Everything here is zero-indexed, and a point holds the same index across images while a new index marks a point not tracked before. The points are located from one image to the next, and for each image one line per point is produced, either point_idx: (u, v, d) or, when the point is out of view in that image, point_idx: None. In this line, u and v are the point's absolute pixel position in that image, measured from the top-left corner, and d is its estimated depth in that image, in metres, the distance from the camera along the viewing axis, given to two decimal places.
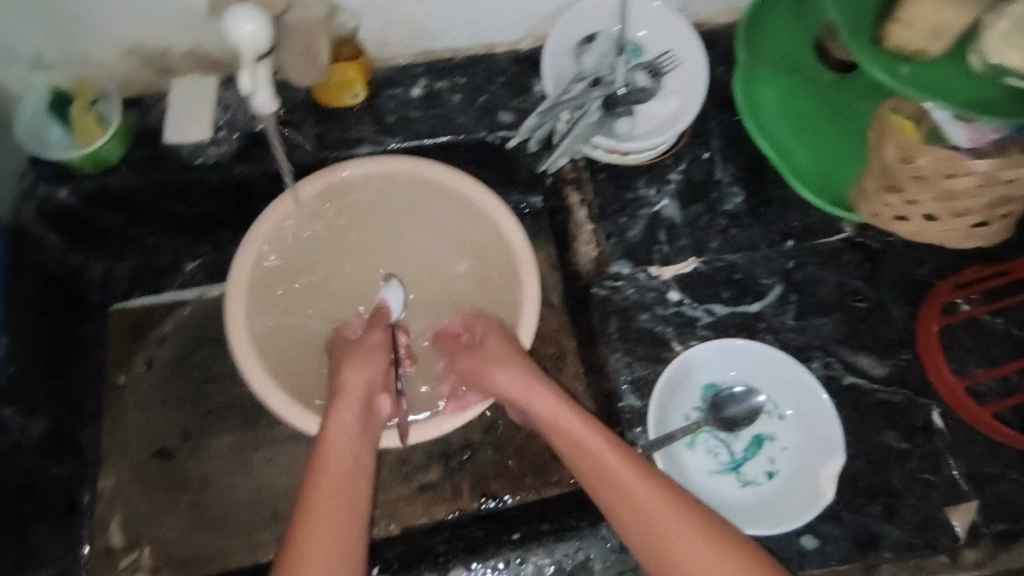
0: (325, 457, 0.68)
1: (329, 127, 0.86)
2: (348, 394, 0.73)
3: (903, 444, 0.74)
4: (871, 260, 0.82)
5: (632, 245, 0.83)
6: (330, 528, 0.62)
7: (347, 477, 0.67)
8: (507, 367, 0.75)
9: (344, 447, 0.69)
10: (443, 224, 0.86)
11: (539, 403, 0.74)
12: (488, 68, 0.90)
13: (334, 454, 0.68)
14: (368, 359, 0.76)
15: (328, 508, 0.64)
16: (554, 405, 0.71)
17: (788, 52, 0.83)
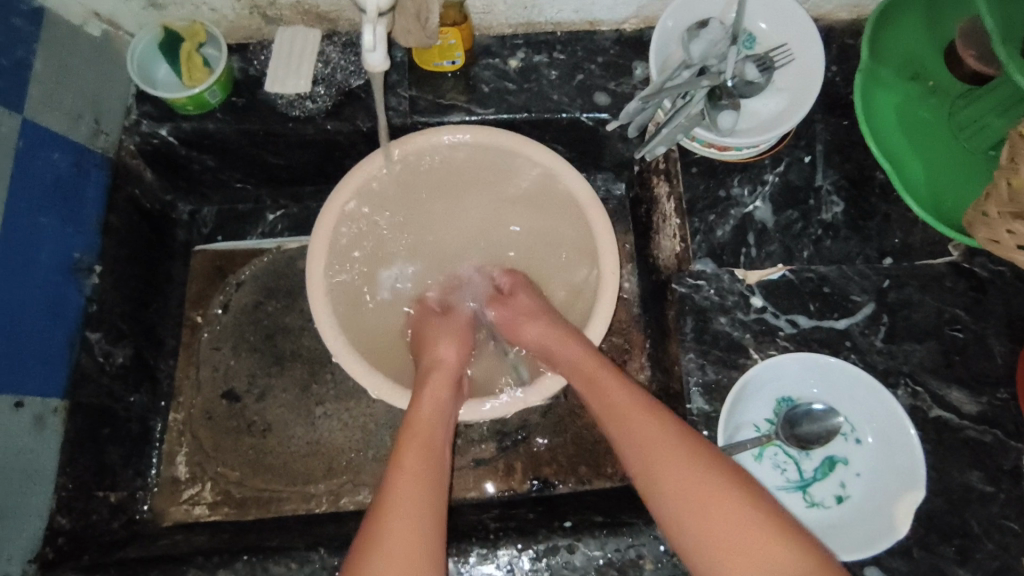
0: (410, 424, 0.68)
1: (423, 92, 0.86)
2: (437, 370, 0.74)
3: (989, 488, 0.70)
4: (976, 289, 0.77)
5: (719, 245, 0.80)
6: (414, 490, 0.62)
7: (430, 445, 0.67)
8: (584, 353, 0.73)
9: (431, 417, 0.69)
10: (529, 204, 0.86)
11: (604, 384, 0.70)
12: (586, 47, 0.89)
13: (421, 422, 0.68)
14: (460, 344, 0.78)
15: (412, 470, 0.63)
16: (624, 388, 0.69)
17: (913, 59, 0.79)
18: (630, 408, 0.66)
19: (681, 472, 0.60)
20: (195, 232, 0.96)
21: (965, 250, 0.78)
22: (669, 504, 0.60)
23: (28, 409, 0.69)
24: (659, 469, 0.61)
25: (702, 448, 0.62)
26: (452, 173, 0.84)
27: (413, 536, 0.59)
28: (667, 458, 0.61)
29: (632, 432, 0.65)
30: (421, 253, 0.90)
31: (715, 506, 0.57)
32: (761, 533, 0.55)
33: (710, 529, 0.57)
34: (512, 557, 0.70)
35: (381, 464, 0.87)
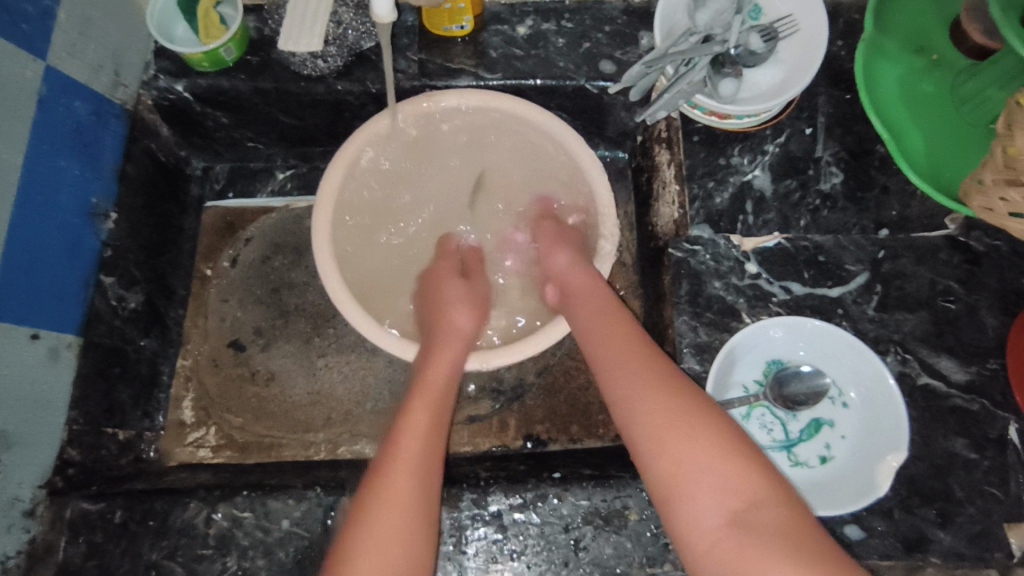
0: (435, 358, 0.73)
1: (432, 56, 0.89)
2: (457, 317, 0.78)
3: (973, 455, 0.71)
4: (970, 261, 0.78)
5: (717, 212, 0.81)
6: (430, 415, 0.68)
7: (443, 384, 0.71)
8: (585, 294, 0.75)
9: (458, 352, 0.74)
10: (536, 164, 0.88)
11: (600, 321, 0.72)
12: (594, 15, 0.90)
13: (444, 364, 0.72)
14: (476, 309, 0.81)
15: (430, 408, 0.69)
16: (617, 323, 0.71)
17: (917, 33, 0.80)
18: (617, 341, 0.69)
19: (655, 401, 0.62)
20: (208, 188, 1.00)
21: (962, 223, 0.79)
22: (640, 426, 0.62)
23: (43, 341, 0.72)
24: (636, 396, 0.63)
25: (675, 380, 0.64)
26: (458, 135, 0.87)
27: (430, 457, 0.65)
28: (640, 387, 0.64)
29: (614, 360, 0.67)
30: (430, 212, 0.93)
31: (682, 431, 0.59)
32: (722, 457, 0.57)
33: (674, 450, 0.59)
34: (501, 502, 0.71)
35: (379, 416, 0.89)
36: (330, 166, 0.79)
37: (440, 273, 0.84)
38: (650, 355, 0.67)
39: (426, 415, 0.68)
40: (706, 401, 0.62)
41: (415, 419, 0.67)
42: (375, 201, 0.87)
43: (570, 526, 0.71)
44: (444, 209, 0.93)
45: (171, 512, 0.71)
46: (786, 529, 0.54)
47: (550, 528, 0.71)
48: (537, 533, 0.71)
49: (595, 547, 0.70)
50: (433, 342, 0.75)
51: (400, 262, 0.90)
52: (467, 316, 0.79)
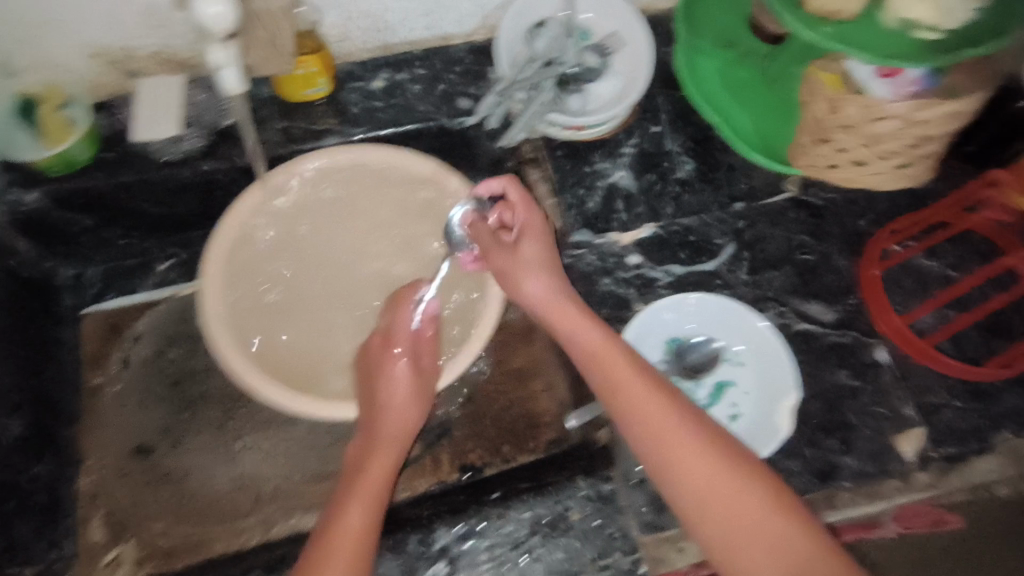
0: (377, 457, 0.71)
1: (294, 122, 0.91)
2: (397, 386, 0.75)
3: (855, 382, 0.78)
4: (814, 215, 0.88)
5: (592, 215, 0.87)
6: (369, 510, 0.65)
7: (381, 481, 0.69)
8: (555, 305, 0.69)
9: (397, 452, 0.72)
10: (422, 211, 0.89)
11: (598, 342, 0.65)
12: (443, 59, 0.96)
13: (378, 468, 0.70)
14: (415, 390, 0.76)
15: (369, 504, 0.66)
16: (602, 329, 0.66)
17: (722, 31, 0.91)
18: (607, 354, 0.64)
19: (681, 438, 0.57)
20: (83, 294, 0.95)
21: (800, 184, 0.89)
22: (640, 442, 0.59)
23: None
24: (665, 440, 0.57)
25: (670, 395, 0.60)
26: (342, 195, 0.89)
27: (367, 541, 0.62)
28: (639, 401, 0.60)
29: (612, 372, 0.62)
30: (334, 269, 0.91)
31: (684, 452, 0.56)
32: (727, 478, 0.54)
33: (682, 474, 0.56)
34: (448, 534, 0.72)
35: (309, 487, 0.86)
36: (209, 243, 0.80)
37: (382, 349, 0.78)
38: (644, 367, 0.63)
39: (362, 508, 0.65)
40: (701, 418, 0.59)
41: (348, 517, 0.64)
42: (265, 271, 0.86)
43: (519, 541, 0.72)
44: (347, 265, 0.92)
45: None
46: (798, 550, 0.50)
47: (500, 550, 0.71)
48: (489, 556, 0.71)
49: (546, 556, 0.71)
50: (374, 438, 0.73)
51: (308, 330, 0.89)
52: (409, 405, 0.75)
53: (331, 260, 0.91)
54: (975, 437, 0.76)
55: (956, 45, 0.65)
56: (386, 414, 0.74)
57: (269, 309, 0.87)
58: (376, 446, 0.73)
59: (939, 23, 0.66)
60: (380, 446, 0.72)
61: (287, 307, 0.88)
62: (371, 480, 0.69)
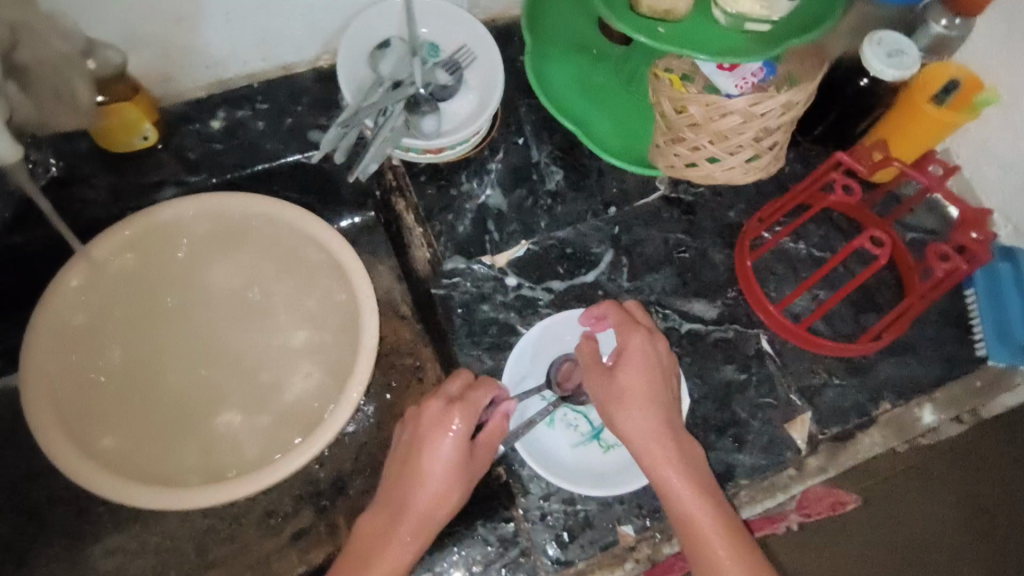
0: (376, 564, 0.63)
1: (123, 176, 0.82)
2: (432, 475, 0.66)
3: (742, 375, 0.78)
4: (687, 212, 0.87)
5: (464, 240, 0.83)
6: None
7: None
8: (626, 380, 0.68)
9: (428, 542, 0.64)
10: (281, 251, 0.82)
11: (643, 442, 0.66)
12: (289, 91, 0.88)
13: (394, 554, 0.64)
14: (449, 479, 0.66)
15: None
16: (645, 406, 0.67)
17: (571, 35, 0.89)
18: (645, 431, 0.66)
19: (725, 543, 0.62)
20: None
21: (669, 181, 0.88)
22: (701, 525, 0.62)
23: None
24: (679, 518, 0.64)
25: (701, 477, 0.65)
26: (189, 247, 0.81)
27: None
28: (667, 484, 0.65)
29: (642, 450, 0.66)
30: (181, 331, 0.81)
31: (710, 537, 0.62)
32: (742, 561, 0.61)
33: (700, 552, 0.62)
34: None
35: None
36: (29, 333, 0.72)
37: (434, 431, 0.68)
38: (679, 444, 0.66)
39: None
40: (725, 507, 0.64)
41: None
42: (106, 343, 0.77)
43: None
44: (207, 317, 0.82)
45: None
46: None
47: None
48: None
49: None
50: (382, 534, 0.65)
51: (169, 406, 0.78)
52: (437, 500, 0.66)
53: (176, 325, 0.81)
54: (857, 413, 0.76)
55: (783, 35, 0.66)
56: (407, 501, 0.66)
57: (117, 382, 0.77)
58: (394, 532, 0.65)
59: (765, 15, 0.67)
60: (389, 538, 0.64)
61: (136, 382, 0.77)
62: (382, 565, 0.63)
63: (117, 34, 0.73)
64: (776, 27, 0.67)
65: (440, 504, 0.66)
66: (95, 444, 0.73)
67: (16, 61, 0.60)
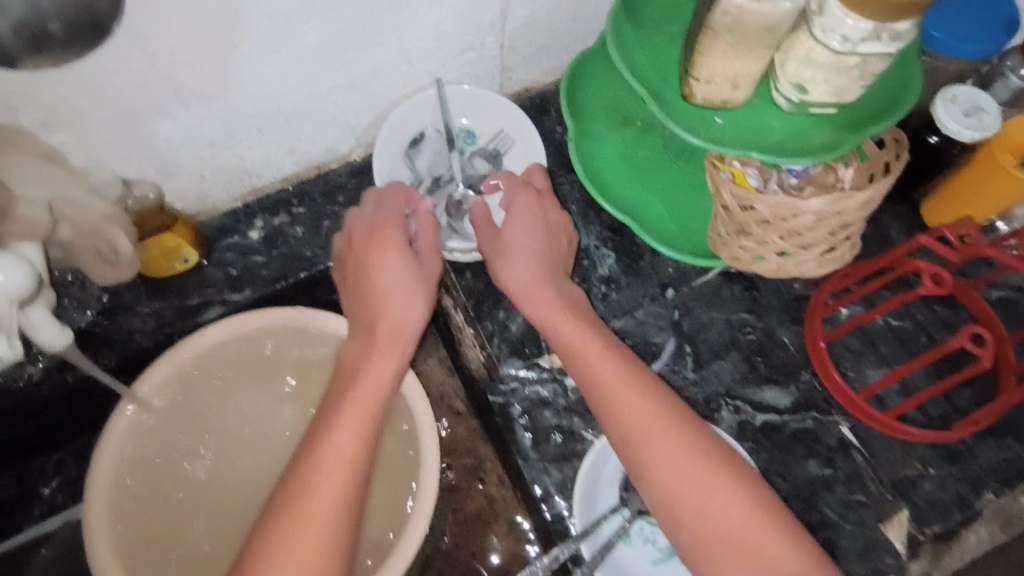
0: (343, 415, 0.61)
1: (167, 300, 0.80)
2: (384, 267, 0.69)
3: (827, 470, 0.73)
4: (750, 288, 0.82)
5: (517, 340, 0.79)
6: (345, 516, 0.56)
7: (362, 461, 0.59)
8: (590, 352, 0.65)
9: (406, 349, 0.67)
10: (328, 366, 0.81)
11: (551, 315, 0.68)
12: (323, 190, 0.86)
13: (383, 363, 0.65)
14: (409, 285, 0.69)
15: (341, 482, 0.57)
16: (619, 354, 0.65)
17: (613, 107, 0.84)
18: (624, 394, 0.62)
19: (730, 504, 0.57)
20: None
21: None
22: (703, 490, 0.58)
23: None
24: (651, 449, 0.60)
25: (697, 436, 0.60)
26: (235, 370, 0.80)
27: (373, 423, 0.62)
28: (658, 446, 0.60)
29: (627, 418, 0.61)
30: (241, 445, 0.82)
31: (713, 496, 0.57)
32: (751, 515, 0.57)
33: (706, 515, 0.57)
34: None
35: None
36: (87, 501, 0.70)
37: (372, 237, 0.70)
38: (662, 406, 0.62)
39: (361, 422, 0.61)
40: (730, 456, 0.60)
41: (344, 427, 0.60)
42: (171, 503, 0.76)
43: None
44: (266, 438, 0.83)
45: None
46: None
47: None
48: None
49: None
50: (344, 385, 0.64)
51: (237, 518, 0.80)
52: (406, 304, 0.68)
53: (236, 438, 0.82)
54: (959, 505, 0.71)
55: (853, 124, 0.61)
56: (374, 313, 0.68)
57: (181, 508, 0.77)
58: (376, 348, 0.66)
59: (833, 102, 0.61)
60: (371, 348, 0.66)
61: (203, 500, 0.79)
62: (371, 374, 0.65)
63: (150, 168, 0.71)
64: (844, 113, 0.62)
65: (404, 310, 0.68)
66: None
67: (57, 240, 0.69)
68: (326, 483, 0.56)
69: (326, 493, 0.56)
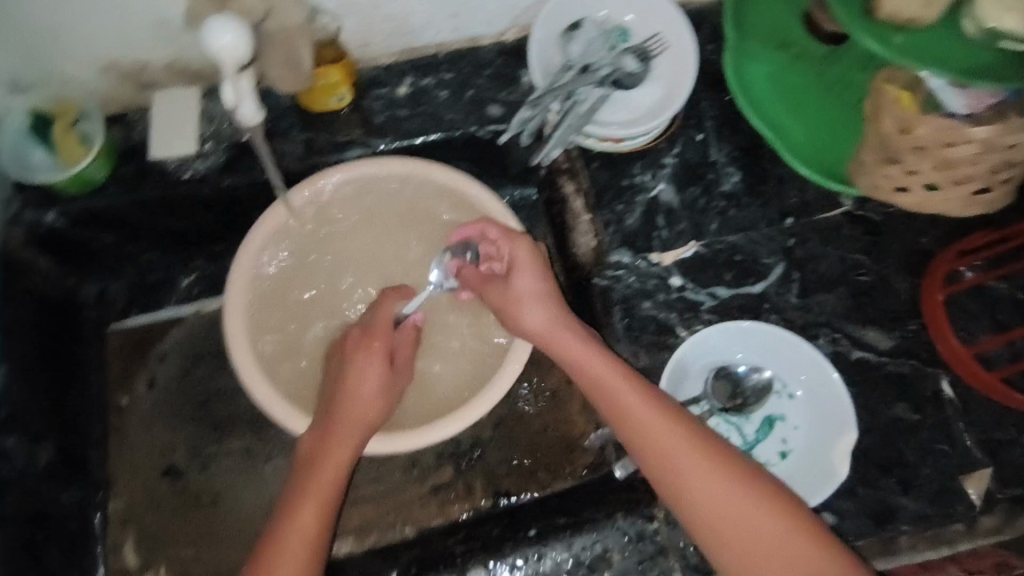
0: (332, 451, 0.70)
1: (317, 132, 0.85)
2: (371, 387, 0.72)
3: (916, 416, 0.74)
4: (873, 232, 0.82)
5: (632, 233, 0.82)
6: (314, 530, 0.66)
7: (331, 499, 0.68)
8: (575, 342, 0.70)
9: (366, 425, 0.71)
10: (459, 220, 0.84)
11: (547, 335, 0.71)
12: (471, 62, 0.89)
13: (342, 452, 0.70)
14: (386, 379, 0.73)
15: (320, 508, 0.67)
16: (600, 356, 0.69)
17: (775, 30, 0.82)
18: (631, 400, 0.66)
19: (733, 497, 0.61)
20: (106, 311, 0.92)
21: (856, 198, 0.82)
22: (697, 490, 0.62)
23: None
24: (663, 454, 0.64)
25: (694, 438, 0.64)
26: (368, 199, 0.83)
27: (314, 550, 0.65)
28: (659, 445, 0.64)
29: (630, 424, 0.65)
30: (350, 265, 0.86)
31: (720, 490, 0.62)
32: (762, 520, 0.60)
33: (708, 514, 0.61)
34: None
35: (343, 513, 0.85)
36: (230, 283, 0.76)
37: (358, 354, 0.73)
38: (646, 396, 0.66)
39: (315, 512, 0.67)
40: (731, 454, 0.63)
41: (302, 518, 0.66)
42: (287, 315, 0.82)
43: None
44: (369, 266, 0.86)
45: None
46: None
47: None
48: None
49: None
50: (328, 415, 0.71)
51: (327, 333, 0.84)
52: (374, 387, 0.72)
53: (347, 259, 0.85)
54: None
55: None
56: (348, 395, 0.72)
57: (291, 313, 0.83)
58: (333, 436, 0.70)
59: None
60: (330, 438, 0.70)
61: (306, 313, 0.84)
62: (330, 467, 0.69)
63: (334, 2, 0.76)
64: None
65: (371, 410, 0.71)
66: (263, 352, 0.79)
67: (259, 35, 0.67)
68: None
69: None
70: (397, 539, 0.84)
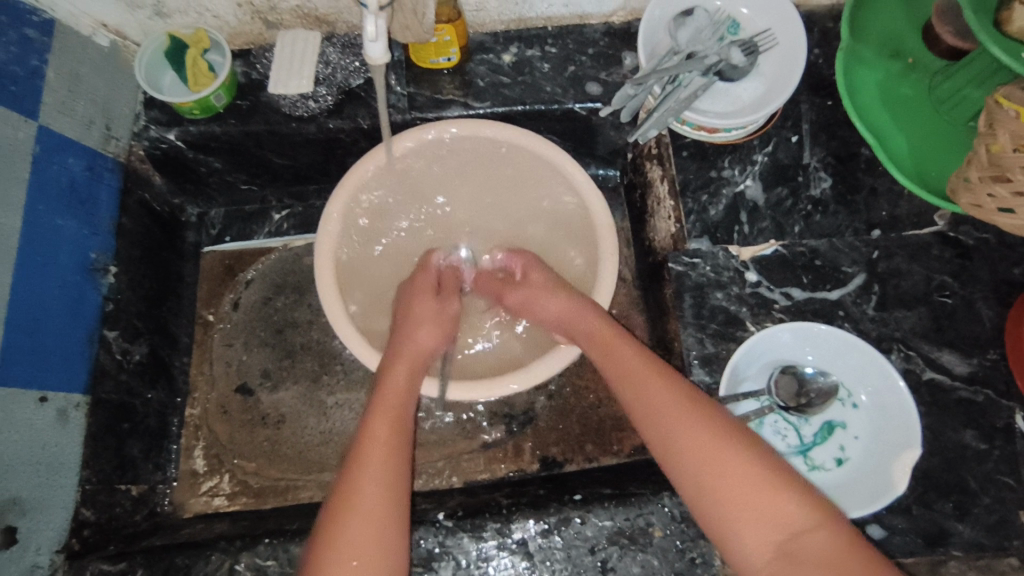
0: (395, 372, 0.73)
1: (421, 89, 0.89)
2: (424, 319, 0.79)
3: (983, 445, 0.73)
4: (963, 255, 0.80)
5: (713, 224, 0.83)
6: (392, 444, 0.67)
7: (403, 416, 0.70)
8: (594, 321, 0.76)
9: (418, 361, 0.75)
10: (546, 194, 0.87)
11: (568, 316, 0.77)
12: (576, 39, 0.92)
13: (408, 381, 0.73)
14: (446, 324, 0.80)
15: (391, 425, 0.68)
16: (617, 335, 0.74)
17: (890, 37, 0.82)
18: (641, 371, 0.69)
19: (731, 459, 0.61)
20: (204, 233, 0.99)
21: (950, 219, 0.81)
22: (688, 453, 0.62)
23: (51, 403, 0.72)
24: (667, 426, 0.65)
25: (700, 404, 0.65)
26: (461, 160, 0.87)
27: (397, 460, 0.66)
28: (661, 408, 0.66)
29: (639, 393, 0.68)
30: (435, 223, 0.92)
31: (718, 455, 0.61)
32: (756, 481, 0.59)
33: (699, 476, 0.61)
34: (525, 529, 0.73)
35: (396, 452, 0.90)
36: (328, 204, 0.80)
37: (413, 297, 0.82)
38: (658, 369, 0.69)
39: (389, 432, 0.68)
40: (732, 422, 0.64)
41: (377, 428, 0.68)
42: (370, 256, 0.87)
43: (596, 547, 0.72)
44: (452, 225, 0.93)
45: (193, 566, 0.70)
46: (828, 550, 0.55)
47: (576, 551, 0.72)
48: (563, 556, 0.71)
49: (622, 567, 0.70)
50: (394, 351, 0.75)
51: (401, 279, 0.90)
52: (430, 336, 0.78)
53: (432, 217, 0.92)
54: None
55: None
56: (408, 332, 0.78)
57: (374, 259, 0.88)
58: (394, 366, 0.74)
59: None
60: (400, 357, 0.74)
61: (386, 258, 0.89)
62: (398, 396, 0.71)
63: None
64: None
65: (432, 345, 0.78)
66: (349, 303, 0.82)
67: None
68: (356, 524, 0.60)
69: (362, 523, 0.60)
70: (442, 486, 0.88)
